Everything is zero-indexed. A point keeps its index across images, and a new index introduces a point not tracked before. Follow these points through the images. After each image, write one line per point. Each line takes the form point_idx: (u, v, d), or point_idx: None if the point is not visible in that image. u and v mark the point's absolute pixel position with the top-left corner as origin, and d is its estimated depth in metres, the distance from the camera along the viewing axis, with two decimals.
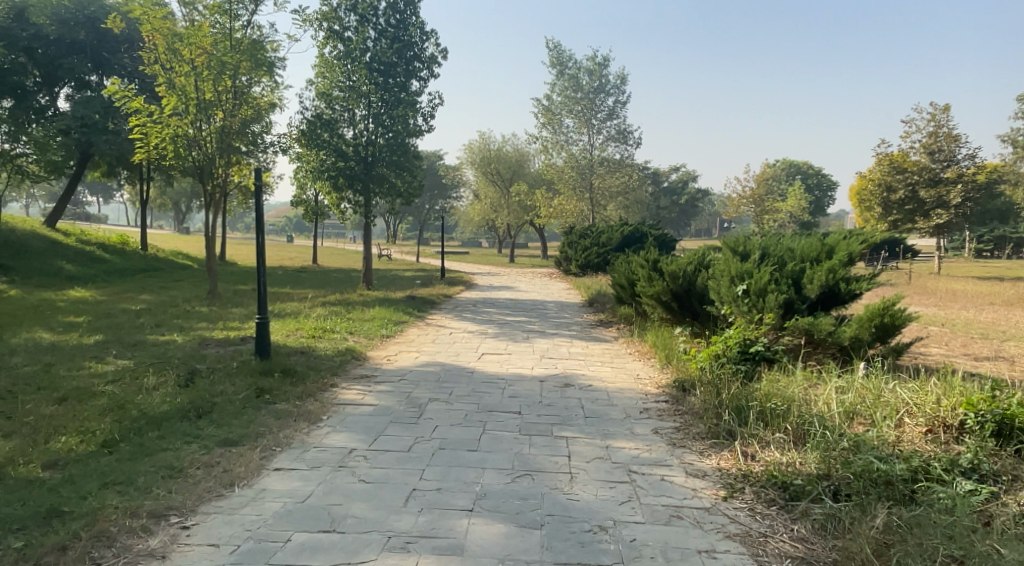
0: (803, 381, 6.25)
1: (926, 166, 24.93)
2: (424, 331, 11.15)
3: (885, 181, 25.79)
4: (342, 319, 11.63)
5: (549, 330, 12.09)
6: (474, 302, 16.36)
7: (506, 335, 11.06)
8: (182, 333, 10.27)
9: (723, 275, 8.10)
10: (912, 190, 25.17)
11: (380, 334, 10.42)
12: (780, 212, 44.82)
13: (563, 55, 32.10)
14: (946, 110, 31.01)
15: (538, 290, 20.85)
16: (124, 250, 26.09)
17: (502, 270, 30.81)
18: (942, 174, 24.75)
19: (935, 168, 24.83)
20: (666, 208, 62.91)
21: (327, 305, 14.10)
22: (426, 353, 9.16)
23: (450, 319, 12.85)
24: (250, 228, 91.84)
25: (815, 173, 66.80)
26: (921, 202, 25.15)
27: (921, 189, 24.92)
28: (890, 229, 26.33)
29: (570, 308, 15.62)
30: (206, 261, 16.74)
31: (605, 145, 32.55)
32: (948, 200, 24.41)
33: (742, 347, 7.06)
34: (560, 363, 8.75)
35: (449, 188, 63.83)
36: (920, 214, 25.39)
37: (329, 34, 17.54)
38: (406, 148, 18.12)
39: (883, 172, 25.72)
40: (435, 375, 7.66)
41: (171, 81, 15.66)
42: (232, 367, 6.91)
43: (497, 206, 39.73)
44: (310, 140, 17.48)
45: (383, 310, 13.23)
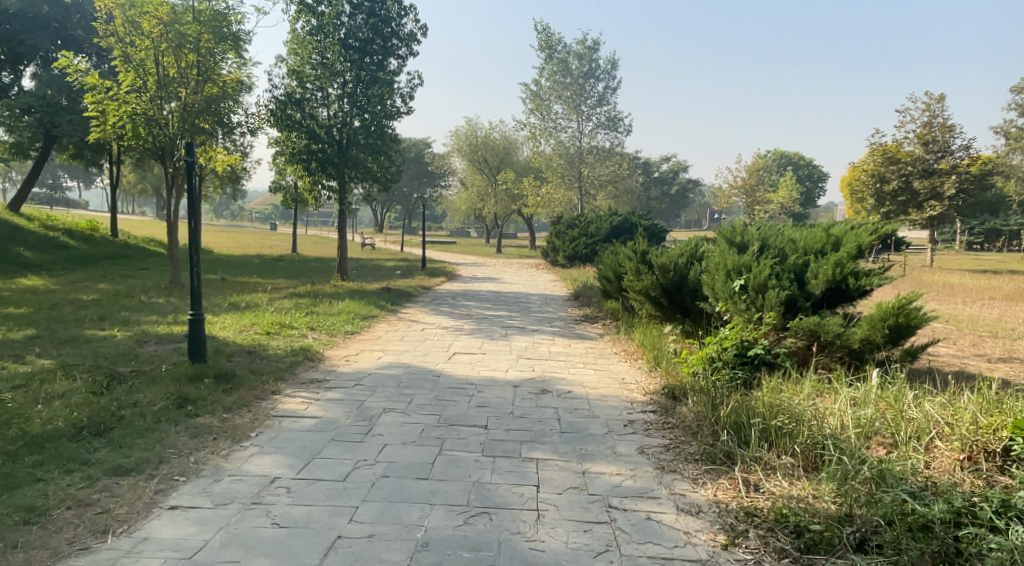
0: (810, 390, 5.46)
1: (920, 157, 24.24)
2: (393, 327, 10.29)
3: (878, 172, 25.08)
4: (306, 313, 10.76)
5: (529, 325, 11.25)
6: (453, 295, 15.51)
7: (483, 332, 10.22)
8: (124, 328, 9.37)
9: (719, 268, 7.28)
10: (905, 181, 24.51)
11: (344, 330, 9.56)
12: (770, 203, 44.21)
13: (552, 38, 31.09)
14: (941, 100, 30.30)
15: (522, 281, 20.01)
16: (93, 236, 25.08)
17: (487, 260, 29.98)
18: (936, 165, 24.09)
19: (929, 159, 24.17)
20: (655, 198, 62.22)
21: (295, 297, 13.21)
22: (391, 352, 8.30)
23: (425, 313, 11.99)
24: (236, 216, 90.47)
25: (806, 164, 66.33)
26: (915, 193, 24.47)
27: (914, 179, 24.24)
28: (883, 221, 25.64)
29: (554, 301, 14.78)
30: (169, 249, 15.79)
31: (595, 132, 31.57)
32: (942, 191, 23.75)
33: (739, 350, 6.26)
34: (539, 364, 7.91)
35: (437, 176, 62.86)
36: (914, 206, 24.74)
37: (301, 8, 16.70)
38: (383, 130, 17.27)
39: (877, 163, 24.99)
40: (395, 379, 6.82)
41: (129, 55, 14.88)
42: (158, 372, 6.05)
43: (484, 195, 38.85)
44: (280, 120, 16.61)
45: (353, 302, 12.36)
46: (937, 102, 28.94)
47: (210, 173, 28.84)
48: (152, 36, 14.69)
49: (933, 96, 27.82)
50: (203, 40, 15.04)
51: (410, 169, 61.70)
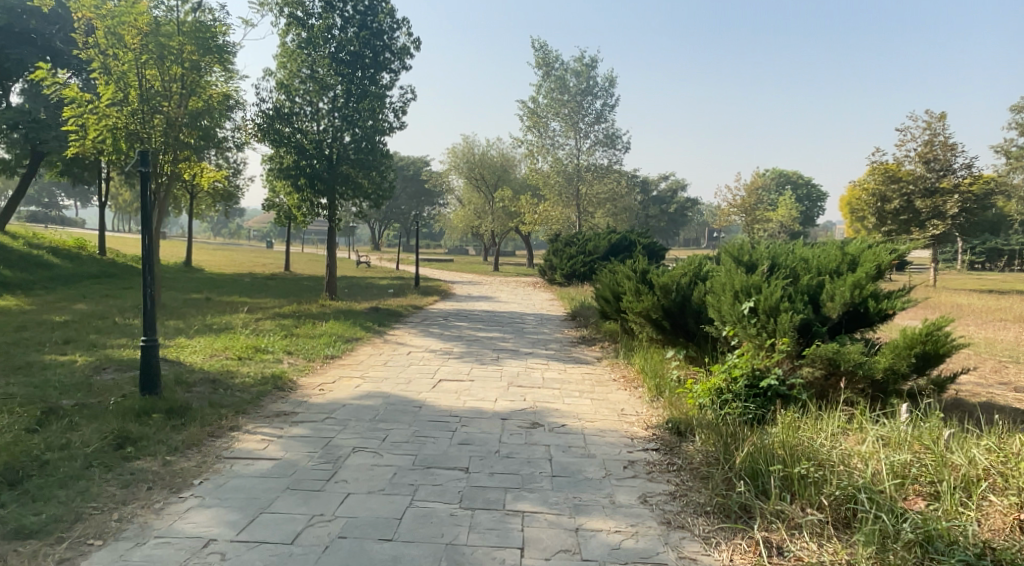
0: (832, 427, 4.85)
1: (922, 176, 23.77)
2: (378, 350, 9.69)
3: (879, 191, 24.59)
4: (286, 336, 10.14)
5: (523, 348, 10.64)
6: (444, 315, 14.89)
7: (473, 355, 9.60)
8: (87, 353, 8.76)
9: (726, 289, 6.69)
10: (908, 200, 23.97)
11: (325, 354, 8.95)
12: (770, 222, 43.80)
13: (549, 55, 30.75)
14: (942, 120, 29.90)
15: (518, 300, 19.41)
16: (79, 254, 24.51)
17: (483, 279, 29.39)
18: (938, 184, 23.59)
19: (930, 178, 23.69)
20: (654, 217, 61.86)
21: (279, 318, 12.62)
22: (371, 379, 7.68)
23: (413, 335, 11.39)
24: (234, 233, 89.93)
25: (804, 184, 66.07)
26: (917, 212, 23.96)
27: (916, 198, 23.73)
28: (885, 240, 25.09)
29: (550, 322, 14.17)
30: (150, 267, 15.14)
31: (593, 150, 31.12)
32: (945, 211, 23.21)
33: (750, 381, 5.66)
34: (531, 393, 7.29)
35: (435, 194, 62.56)
36: (916, 225, 24.16)
37: (291, 21, 16.28)
38: (375, 145, 16.71)
39: (877, 182, 24.52)
40: (372, 411, 6.20)
41: (108, 67, 14.40)
42: (105, 406, 5.47)
43: (481, 212, 38.39)
44: (265, 134, 16.05)
45: (337, 324, 11.75)
46: (937, 120, 28.56)
47: (201, 190, 28.30)
48: (135, 48, 14.27)
49: (934, 114, 27.46)
50: (188, 52, 14.66)
51: (408, 188, 61.40)
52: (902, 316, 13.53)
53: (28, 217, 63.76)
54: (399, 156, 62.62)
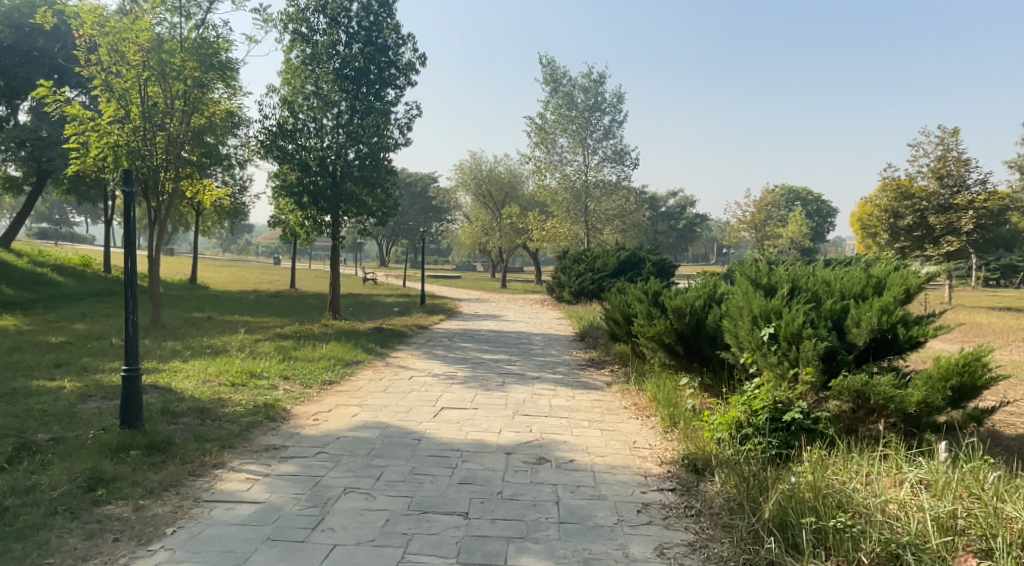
0: (864, 467, 4.45)
1: (935, 192, 23.34)
2: (378, 374, 9.33)
3: (891, 207, 24.17)
4: (284, 359, 9.81)
5: (529, 371, 10.25)
6: (449, 335, 14.53)
7: (477, 380, 9.23)
8: (77, 378, 8.44)
9: (744, 313, 6.31)
10: (921, 216, 23.56)
11: (323, 379, 8.60)
12: (780, 238, 43.32)
13: (557, 72, 30.59)
14: (954, 135, 29.48)
15: (525, 319, 19.03)
16: (84, 271, 24.33)
17: (490, 296, 29.06)
18: (951, 201, 23.14)
19: (943, 194, 23.26)
20: (662, 232, 61.51)
21: (279, 339, 12.29)
22: (369, 407, 7.31)
23: (416, 358, 11.02)
24: (243, 250, 90.25)
25: (814, 200, 65.67)
26: (930, 228, 23.48)
27: (929, 215, 23.26)
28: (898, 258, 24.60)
29: (557, 343, 13.78)
30: (150, 286, 14.86)
31: (601, 166, 30.84)
32: (959, 227, 22.70)
33: (772, 414, 5.27)
34: (537, 423, 6.90)
35: (443, 210, 62.44)
36: (930, 242, 23.69)
37: (295, 37, 16.08)
38: (380, 162, 16.39)
39: (889, 198, 24.11)
40: (367, 444, 5.84)
41: (109, 84, 14.19)
42: (81, 441, 5.15)
43: (489, 229, 38.11)
44: (268, 151, 15.83)
45: (339, 345, 11.41)
46: (949, 135, 28.11)
47: (206, 208, 28.14)
48: (136, 65, 14.10)
49: (945, 128, 27.08)
50: (191, 69, 14.48)
51: (416, 204, 61.32)
52: (947, 341, 12.71)
53: (38, 234, 64.02)
54: (407, 173, 62.60)
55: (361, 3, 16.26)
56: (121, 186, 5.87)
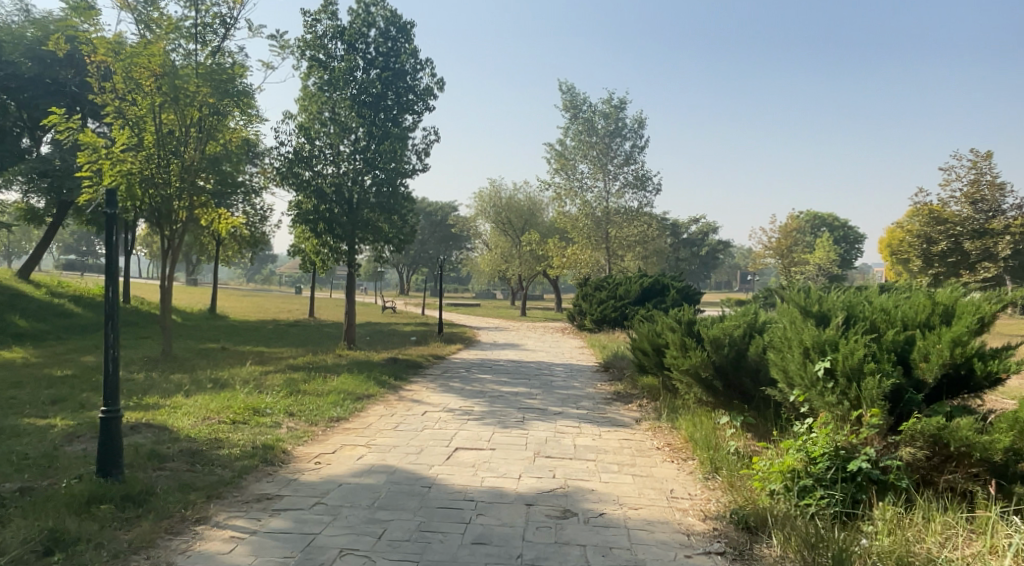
0: (950, 539, 3.98)
1: (969, 217, 22.44)
2: (390, 410, 8.73)
3: (923, 232, 23.24)
4: (292, 394, 9.23)
5: (551, 406, 9.56)
6: (467, 366, 13.88)
7: (495, 416, 8.57)
8: (71, 414, 7.94)
9: (793, 345, 5.73)
10: (955, 241, 22.58)
11: (330, 416, 8.00)
12: (806, 264, 42.25)
13: (577, 98, 30.25)
14: (987, 158, 28.50)
15: (547, 349, 18.37)
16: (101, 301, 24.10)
17: (511, 325, 28.45)
18: (988, 225, 22.16)
19: (978, 219, 22.37)
20: (685, 259, 60.65)
21: (290, 371, 11.75)
22: (377, 448, 6.69)
23: (431, 391, 10.38)
24: (265, 279, 90.64)
25: (840, 227, 64.57)
26: (966, 253, 22.43)
27: (965, 240, 22.27)
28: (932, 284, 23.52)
29: (580, 374, 13.07)
30: (161, 316, 14.38)
31: (622, 192, 30.28)
32: (996, 252, 21.57)
33: (834, 462, 4.66)
34: (561, 467, 6.23)
35: (462, 238, 62.21)
36: (965, 267, 22.63)
37: (313, 64, 15.52)
38: (396, 188, 15.75)
39: (921, 223, 23.21)
40: (371, 492, 5.23)
41: (122, 111, 13.70)
42: (52, 491, 4.62)
43: (509, 256, 37.59)
44: (282, 176, 15.38)
45: (350, 378, 10.82)
46: (981, 156, 27.13)
47: (225, 237, 27.86)
48: (150, 91, 13.60)
49: (979, 151, 26.17)
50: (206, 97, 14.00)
51: (435, 232, 61.19)
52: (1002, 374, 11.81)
53: (64, 265, 64.74)
54: (427, 202, 62.62)
55: (379, 28, 15.78)
56: (102, 207, 5.33)
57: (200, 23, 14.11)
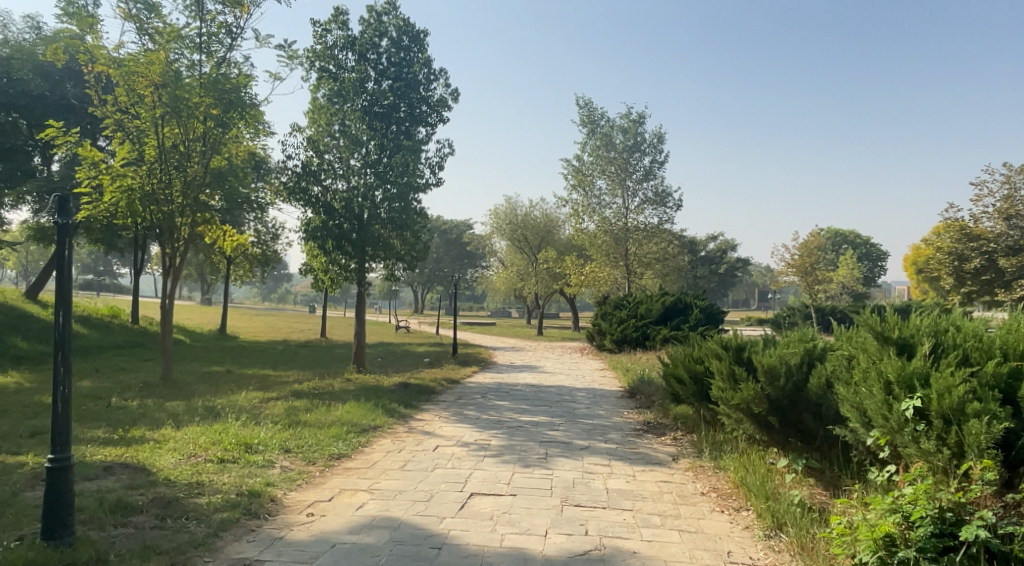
0: None
1: (1003, 233, 21.22)
2: (398, 444, 7.89)
3: (954, 249, 21.96)
4: (291, 426, 8.39)
5: (575, 439, 8.65)
6: (482, 391, 12.99)
7: (514, 452, 7.69)
8: (43, 451, 7.15)
9: (871, 379, 4.91)
10: (990, 258, 21.26)
11: (332, 452, 7.16)
12: (830, 283, 40.97)
13: (594, 112, 29.48)
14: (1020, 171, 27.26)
15: (567, 371, 17.47)
16: (108, 321, 23.46)
17: (527, 345, 27.60)
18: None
19: (1013, 235, 21.14)
20: (703, 277, 59.51)
21: (293, 398, 10.94)
22: (381, 494, 5.84)
23: (444, 422, 9.49)
24: (280, 298, 90.39)
25: (862, 244, 63.19)
26: (1001, 271, 21.05)
27: (999, 257, 20.97)
28: (964, 303, 22.17)
29: (604, 401, 12.12)
30: (161, 338, 13.58)
31: (641, 209, 29.37)
32: None
33: (939, 527, 3.88)
34: (594, 520, 5.36)
35: (477, 256, 61.54)
36: (1000, 286, 21.22)
37: (321, 75, 14.65)
38: (408, 203, 14.77)
39: (953, 240, 22.02)
40: (367, 555, 4.40)
41: (121, 123, 12.82)
42: None
43: (525, 274, 36.78)
44: (289, 192, 14.43)
45: (357, 406, 9.96)
46: (1013, 171, 25.88)
47: (234, 256, 27.26)
48: (151, 103, 12.63)
49: (1012, 165, 24.98)
50: (209, 109, 12.88)
51: (450, 251, 60.58)
52: None
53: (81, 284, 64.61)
54: (441, 220, 62.08)
55: (391, 38, 14.87)
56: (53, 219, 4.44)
57: (205, 32, 13.25)
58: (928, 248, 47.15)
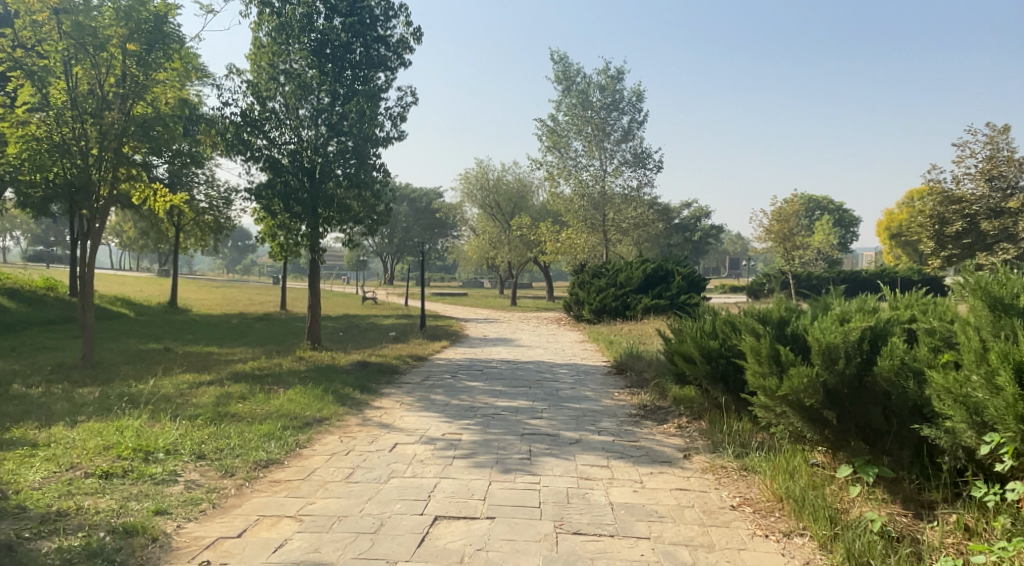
0: None
1: (983, 195, 19.89)
2: (347, 443, 6.37)
3: (936, 213, 20.68)
4: (215, 421, 6.80)
5: (562, 430, 7.19)
6: (451, 369, 11.50)
7: (490, 452, 6.20)
8: None
9: (995, 363, 3.60)
10: (972, 221, 20.00)
11: (257, 458, 5.62)
12: (808, 249, 39.98)
13: (570, 68, 27.72)
14: (1003, 130, 25.98)
15: (544, 344, 16.03)
16: (42, 293, 21.37)
17: (500, 315, 26.17)
18: (1004, 204, 19.58)
19: (995, 198, 19.81)
20: (677, 246, 58.37)
21: (231, 383, 9.32)
22: (311, 523, 4.34)
23: (405, 411, 7.97)
24: (245, 269, 87.61)
25: (835, 209, 62.55)
26: (982, 234, 19.80)
27: (981, 220, 19.68)
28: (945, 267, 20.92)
29: (590, 379, 10.69)
30: (82, 314, 11.78)
31: (619, 171, 27.83)
32: (1016, 232, 18.80)
33: None
34: (602, 558, 3.95)
35: (448, 225, 59.63)
36: (981, 249, 19.94)
37: (263, 8, 12.72)
38: (366, 158, 13.04)
39: (933, 203, 20.69)
40: None
41: (19, 61, 10.90)
42: None
43: (497, 242, 35.19)
44: (227, 145, 12.62)
45: (302, 392, 8.38)
46: (997, 130, 24.82)
47: (183, 220, 25.14)
48: (52, 35, 10.77)
49: (994, 124, 23.71)
50: (124, 44, 11.10)
51: (420, 219, 58.51)
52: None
53: (32, 256, 61.22)
54: (411, 188, 59.83)
55: None
56: None
57: None
58: (904, 214, 46.41)
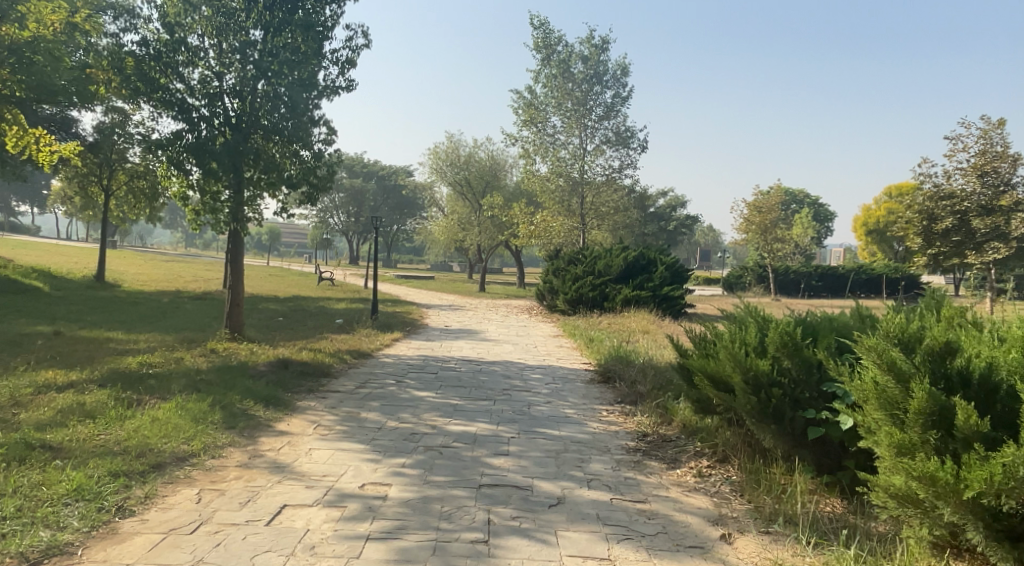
0: None
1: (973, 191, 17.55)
2: (201, 504, 4.10)
3: (922, 208, 18.40)
4: (9, 460, 4.48)
5: (536, 481, 4.96)
6: (397, 371, 9.20)
7: (423, 529, 3.95)
8: None
9: None
10: (962, 218, 17.75)
11: (23, 550, 3.36)
12: (788, 243, 38.15)
13: (551, 36, 25.37)
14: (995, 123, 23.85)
15: (514, 339, 13.81)
16: None
17: (466, 302, 23.96)
18: (995, 202, 17.27)
19: (982, 195, 17.47)
20: (651, 236, 56.43)
21: (93, 387, 6.91)
22: None
23: (316, 440, 5.67)
24: (205, 244, 83.92)
25: (811, 204, 60.99)
26: (973, 233, 17.55)
27: (971, 217, 17.42)
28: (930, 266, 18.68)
29: (569, 390, 8.48)
30: None
31: (598, 151, 25.61)
32: (1010, 232, 16.63)
33: None
34: None
35: (417, 206, 56.99)
36: (971, 249, 17.72)
37: None
38: (303, 109, 10.61)
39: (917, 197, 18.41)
40: None
41: None
42: None
43: (466, 223, 32.82)
44: (127, 84, 10.04)
45: (180, 407, 6.06)
46: (992, 122, 22.93)
47: (116, 185, 22.61)
48: None
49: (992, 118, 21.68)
50: None
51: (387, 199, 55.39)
52: None
53: None
54: (380, 166, 57.00)
55: None
56: None
57: None
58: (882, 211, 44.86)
